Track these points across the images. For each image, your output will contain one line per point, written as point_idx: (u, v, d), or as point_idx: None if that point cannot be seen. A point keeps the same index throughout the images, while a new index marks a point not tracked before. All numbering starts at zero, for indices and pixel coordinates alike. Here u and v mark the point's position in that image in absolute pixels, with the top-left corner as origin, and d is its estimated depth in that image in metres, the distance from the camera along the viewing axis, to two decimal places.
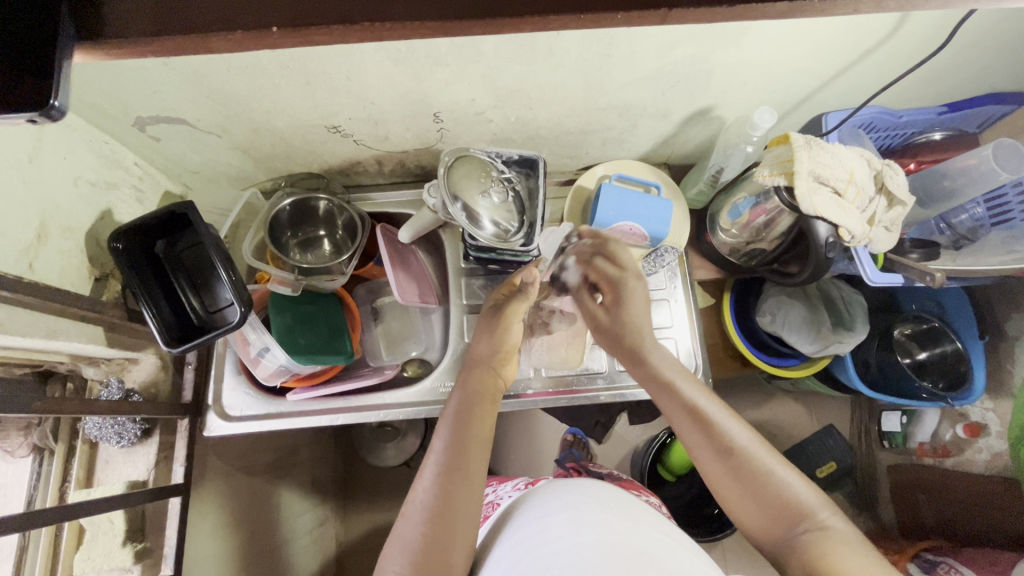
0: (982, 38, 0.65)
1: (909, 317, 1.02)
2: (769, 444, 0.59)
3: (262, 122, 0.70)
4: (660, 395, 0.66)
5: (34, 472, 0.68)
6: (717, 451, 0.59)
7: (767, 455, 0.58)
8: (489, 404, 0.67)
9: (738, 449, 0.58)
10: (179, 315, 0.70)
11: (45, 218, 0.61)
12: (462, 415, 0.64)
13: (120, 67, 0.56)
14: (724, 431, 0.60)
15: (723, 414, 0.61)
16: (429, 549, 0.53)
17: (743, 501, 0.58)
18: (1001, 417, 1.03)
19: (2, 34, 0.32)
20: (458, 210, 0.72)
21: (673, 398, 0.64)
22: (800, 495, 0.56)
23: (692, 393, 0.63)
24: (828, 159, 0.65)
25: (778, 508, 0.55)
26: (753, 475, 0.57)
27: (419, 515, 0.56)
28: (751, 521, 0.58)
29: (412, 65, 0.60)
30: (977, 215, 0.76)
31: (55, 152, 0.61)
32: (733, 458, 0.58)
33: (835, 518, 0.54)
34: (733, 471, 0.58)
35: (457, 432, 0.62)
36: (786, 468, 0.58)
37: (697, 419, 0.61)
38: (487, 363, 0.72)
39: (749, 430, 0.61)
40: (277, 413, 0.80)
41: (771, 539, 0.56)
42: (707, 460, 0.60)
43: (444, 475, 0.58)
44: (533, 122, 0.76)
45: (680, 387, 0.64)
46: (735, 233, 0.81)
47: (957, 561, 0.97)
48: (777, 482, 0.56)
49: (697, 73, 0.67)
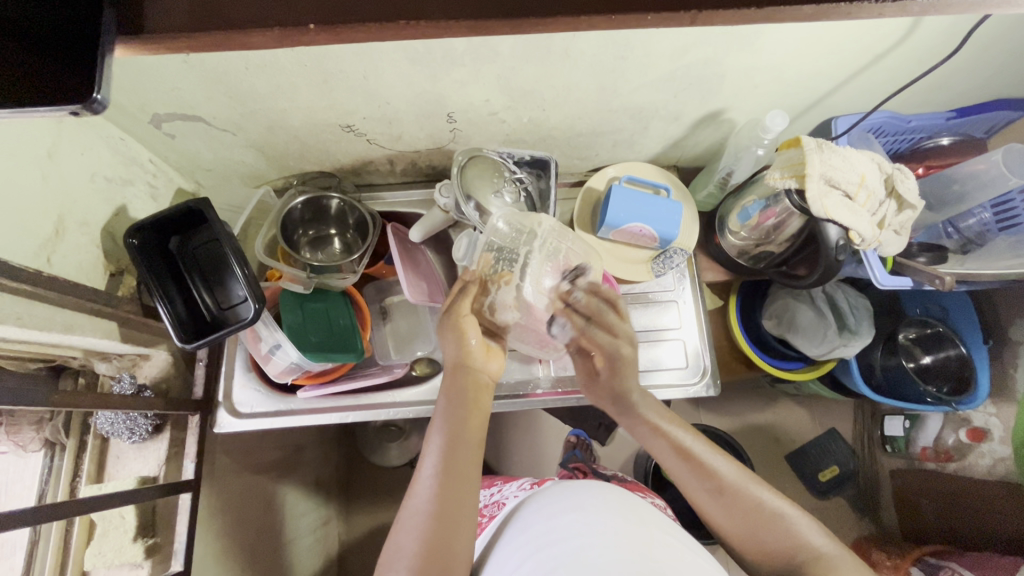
0: (989, 46, 0.67)
1: (913, 321, 1.02)
2: (758, 477, 0.60)
3: (277, 120, 0.70)
4: (648, 439, 0.68)
5: (45, 467, 0.68)
6: (708, 487, 0.60)
7: (757, 485, 0.59)
8: (478, 399, 0.66)
9: (727, 483, 0.60)
10: (192, 312, 0.70)
11: (62, 213, 0.61)
12: (455, 420, 0.63)
13: (140, 63, 0.56)
14: (710, 466, 0.61)
15: (709, 450, 0.63)
16: (428, 552, 0.53)
17: (740, 534, 0.58)
18: (1004, 423, 1.02)
19: (51, 32, 0.33)
20: (471, 209, 0.74)
21: (660, 441, 0.66)
22: (793, 523, 0.56)
23: (679, 434, 0.65)
24: (840, 162, 0.66)
25: (772, 536, 0.56)
26: (747, 506, 0.58)
27: (419, 524, 0.55)
28: (750, 549, 0.58)
29: (429, 65, 0.60)
30: (984, 219, 0.76)
31: (73, 148, 0.62)
32: (724, 493, 0.59)
33: (830, 544, 0.54)
34: (727, 505, 0.59)
35: (451, 434, 0.61)
36: (777, 498, 0.58)
37: (686, 458, 0.63)
38: (463, 364, 0.68)
39: (736, 463, 0.62)
40: (288, 410, 0.80)
41: (768, 568, 0.56)
42: (700, 495, 0.61)
43: (442, 476, 0.58)
44: (546, 123, 0.77)
45: (666, 430, 0.66)
46: (744, 235, 0.82)
47: (960, 565, 0.98)
48: (771, 510, 0.57)
49: (710, 75, 0.67)
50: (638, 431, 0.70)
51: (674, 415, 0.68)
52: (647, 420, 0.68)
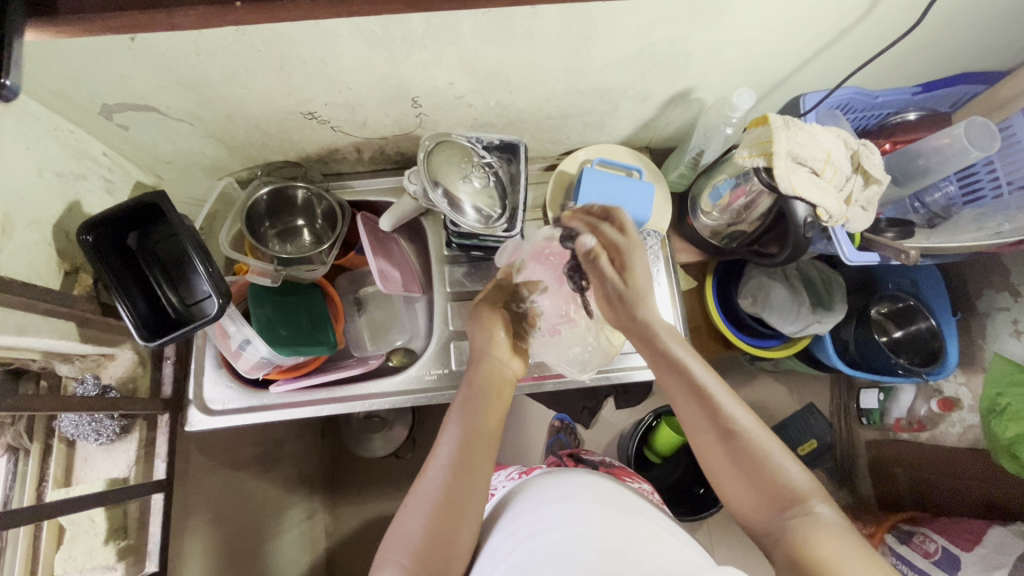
0: (951, 19, 0.67)
1: (885, 298, 1.04)
2: (768, 429, 0.58)
3: (236, 108, 0.68)
4: (665, 372, 0.65)
5: (8, 472, 0.66)
6: (718, 430, 0.58)
7: (766, 436, 0.57)
8: (504, 391, 0.70)
9: (740, 431, 0.57)
10: (154, 309, 0.68)
11: (9, 210, 0.58)
12: (473, 408, 0.66)
13: (82, 49, 0.54)
14: (727, 412, 0.59)
15: (726, 395, 0.61)
16: (429, 539, 0.54)
17: (739, 484, 0.56)
18: (972, 391, 1.05)
19: None
20: (439, 196, 0.72)
21: (679, 373, 0.63)
22: (795, 479, 0.54)
23: (698, 372, 0.63)
24: (806, 139, 0.66)
25: (769, 490, 0.54)
26: (754, 456, 0.56)
27: (420, 508, 0.57)
28: (741, 501, 0.56)
29: (388, 48, 0.59)
30: (950, 192, 0.80)
31: (16, 141, 0.59)
32: (734, 440, 0.57)
33: (827, 506, 0.52)
34: (733, 452, 0.57)
35: (470, 425, 0.64)
36: (784, 453, 0.57)
37: (703, 398, 0.60)
38: (489, 355, 0.73)
39: (750, 413, 0.60)
40: (261, 406, 0.79)
41: (759, 523, 0.55)
42: (707, 438, 0.59)
43: (455, 466, 0.59)
44: (513, 106, 0.75)
45: (687, 365, 0.64)
46: (716, 216, 0.82)
47: (932, 530, 1.02)
48: (777, 463, 0.55)
49: (676, 54, 0.66)
50: (656, 362, 0.66)
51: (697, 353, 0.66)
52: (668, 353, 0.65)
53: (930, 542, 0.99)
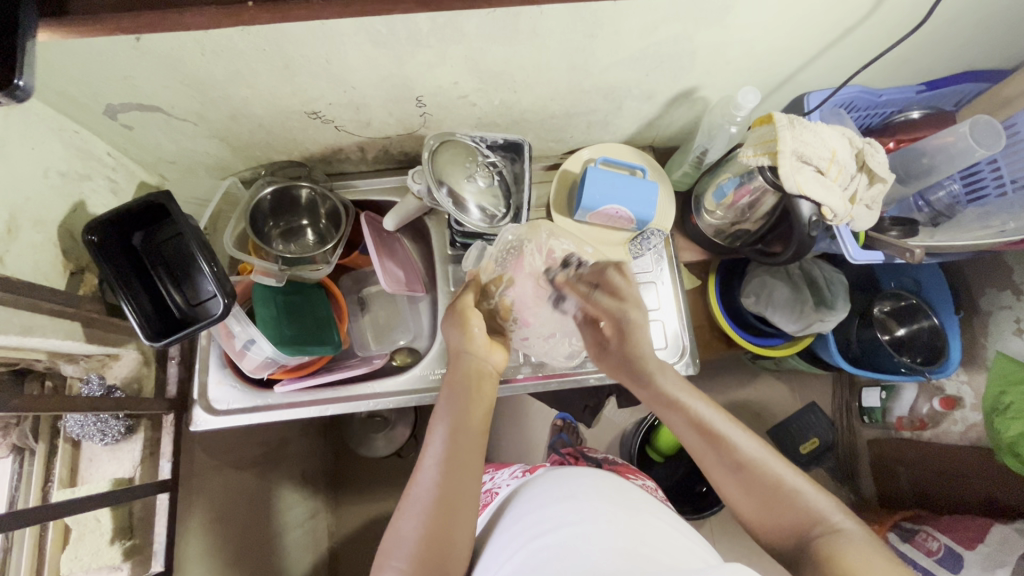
0: (956, 17, 0.67)
1: (887, 295, 1.05)
2: (777, 453, 0.58)
3: (240, 108, 0.68)
4: (668, 413, 0.64)
5: (14, 473, 0.66)
6: (727, 463, 0.58)
7: (776, 460, 0.57)
8: (481, 390, 0.67)
9: (748, 460, 0.57)
10: (160, 309, 0.68)
11: (14, 211, 0.59)
12: (457, 408, 0.63)
13: (88, 49, 0.54)
14: (733, 443, 0.59)
15: (731, 426, 0.60)
16: (429, 539, 0.54)
17: (757, 512, 0.56)
18: (975, 390, 1.05)
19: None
20: (444, 195, 0.72)
21: (680, 414, 0.63)
22: (811, 499, 0.54)
23: (698, 407, 0.63)
24: (811, 138, 0.66)
25: (787, 511, 0.54)
26: (767, 481, 0.56)
27: (419, 508, 0.56)
28: (762, 528, 0.56)
29: (393, 48, 0.59)
30: (954, 191, 0.81)
31: (22, 142, 0.59)
32: (745, 470, 0.57)
33: (848, 520, 0.52)
34: (746, 480, 0.57)
35: (456, 423, 0.62)
36: (797, 475, 0.57)
37: (706, 433, 0.60)
38: (466, 353, 0.69)
39: (754, 437, 0.60)
40: (266, 405, 0.79)
41: (784, 548, 0.54)
42: (719, 472, 0.59)
43: (449, 465, 0.59)
44: (517, 106, 0.75)
45: (685, 401, 0.63)
46: (719, 215, 0.83)
47: (934, 529, 1.02)
48: (791, 486, 0.55)
49: (681, 53, 0.66)
50: (657, 405, 0.66)
51: (694, 386, 0.65)
52: (664, 395, 0.65)
53: (932, 541, 1.00)
